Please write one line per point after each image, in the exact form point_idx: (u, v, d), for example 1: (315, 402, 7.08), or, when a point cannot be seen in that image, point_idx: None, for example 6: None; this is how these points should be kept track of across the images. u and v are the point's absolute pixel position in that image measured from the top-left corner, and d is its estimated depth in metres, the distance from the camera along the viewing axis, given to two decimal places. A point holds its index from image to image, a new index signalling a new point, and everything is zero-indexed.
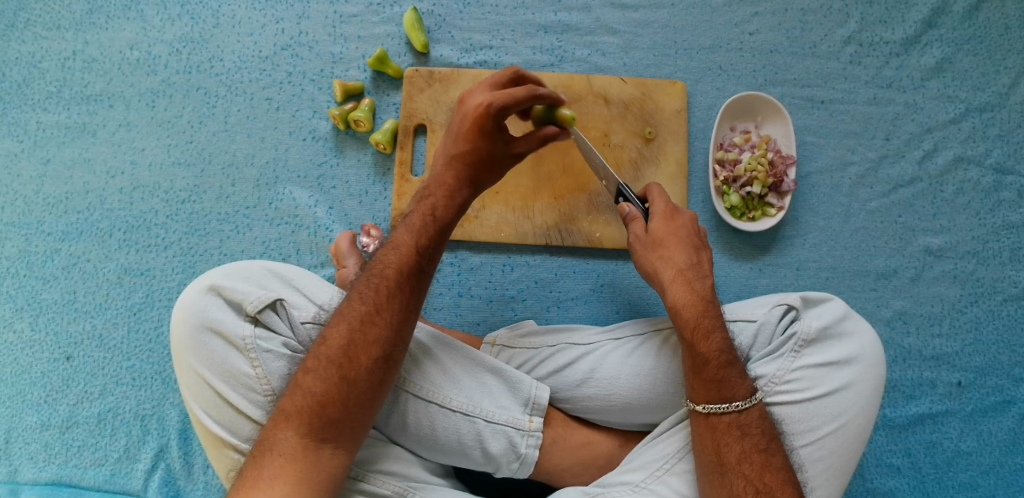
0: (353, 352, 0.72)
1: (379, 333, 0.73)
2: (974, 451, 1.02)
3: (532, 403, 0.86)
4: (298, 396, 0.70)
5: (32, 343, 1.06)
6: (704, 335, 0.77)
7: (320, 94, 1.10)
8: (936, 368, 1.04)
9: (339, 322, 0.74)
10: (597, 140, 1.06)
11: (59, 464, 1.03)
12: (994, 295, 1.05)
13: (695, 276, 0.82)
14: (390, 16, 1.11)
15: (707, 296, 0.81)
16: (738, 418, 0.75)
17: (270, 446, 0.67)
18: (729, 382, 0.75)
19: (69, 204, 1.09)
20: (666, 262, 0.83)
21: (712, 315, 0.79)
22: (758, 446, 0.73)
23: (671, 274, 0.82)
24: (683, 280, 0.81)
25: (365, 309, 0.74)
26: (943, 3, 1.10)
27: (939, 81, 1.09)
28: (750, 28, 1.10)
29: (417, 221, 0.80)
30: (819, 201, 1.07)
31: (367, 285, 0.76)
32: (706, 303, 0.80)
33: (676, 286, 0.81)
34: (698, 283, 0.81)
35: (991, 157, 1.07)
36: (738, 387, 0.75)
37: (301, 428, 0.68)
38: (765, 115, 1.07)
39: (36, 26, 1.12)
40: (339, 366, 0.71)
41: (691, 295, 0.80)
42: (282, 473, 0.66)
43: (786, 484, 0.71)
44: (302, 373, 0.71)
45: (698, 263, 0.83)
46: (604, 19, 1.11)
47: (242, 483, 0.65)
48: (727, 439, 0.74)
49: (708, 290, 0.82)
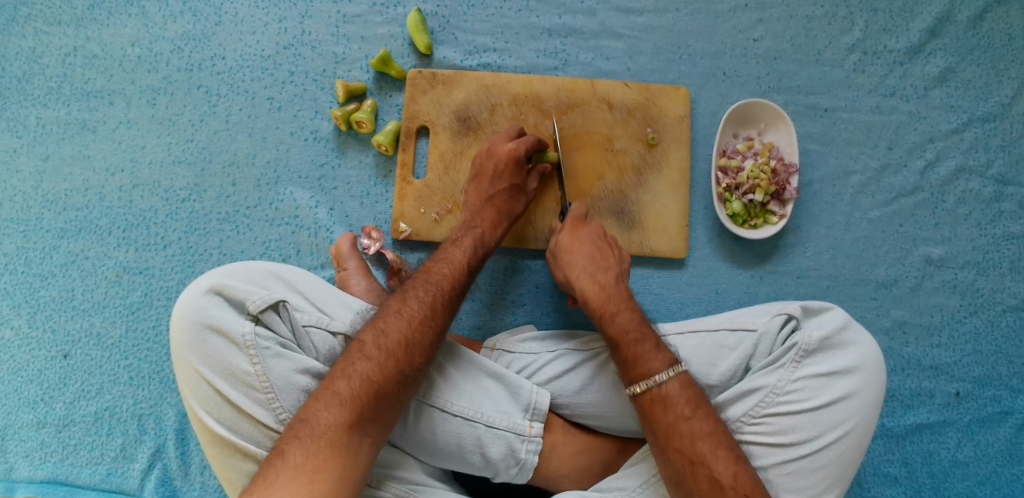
0: (410, 350, 0.76)
1: (432, 340, 0.78)
2: (971, 461, 1.02)
3: (533, 408, 0.85)
4: (353, 384, 0.71)
5: (30, 340, 1.06)
6: (610, 320, 0.83)
7: (322, 94, 1.10)
8: (934, 378, 1.04)
9: (396, 319, 0.78)
10: (600, 145, 1.06)
11: (55, 463, 1.02)
12: (994, 305, 1.06)
13: (598, 269, 0.88)
14: (394, 17, 1.11)
15: (608, 285, 0.86)
16: (660, 392, 0.76)
17: (317, 434, 0.68)
18: (642, 359, 0.78)
19: (68, 200, 1.08)
20: (570, 264, 0.90)
21: (615, 298, 0.85)
22: (684, 415, 0.75)
23: (576, 273, 0.89)
24: (585, 275, 0.88)
25: (422, 312, 0.79)
26: (948, 13, 1.09)
27: (943, 91, 1.09)
28: (754, 35, 1.10)
29: (466, 243, 0.91)
30: (820, 209, 1.07)
31: (425, 292, 0.81)
32: (608, 291, 0.86)
33: (581, 281, 0.88)
34: (600, 275, 0.87)
35: (993, 168, 1.07)
36: (654, 362, 0.78)
37: (351, 418, 0.69)
38: (768, 122, 1.07)
39: (37, 21, 1.11)
40: (397, 361, 0.74)
41: (595, 286, 0.86)
42: (327, 466, 0.67)
43: (718, 448, 0.73)
44: (357, 361, 0.73)
45: (599, 259, 0.89)
46: (609, 23, 1.10)
47: (285, 473, 0.65)
48: (654, 413, 0.76)
49: (611, 279, 0.87)
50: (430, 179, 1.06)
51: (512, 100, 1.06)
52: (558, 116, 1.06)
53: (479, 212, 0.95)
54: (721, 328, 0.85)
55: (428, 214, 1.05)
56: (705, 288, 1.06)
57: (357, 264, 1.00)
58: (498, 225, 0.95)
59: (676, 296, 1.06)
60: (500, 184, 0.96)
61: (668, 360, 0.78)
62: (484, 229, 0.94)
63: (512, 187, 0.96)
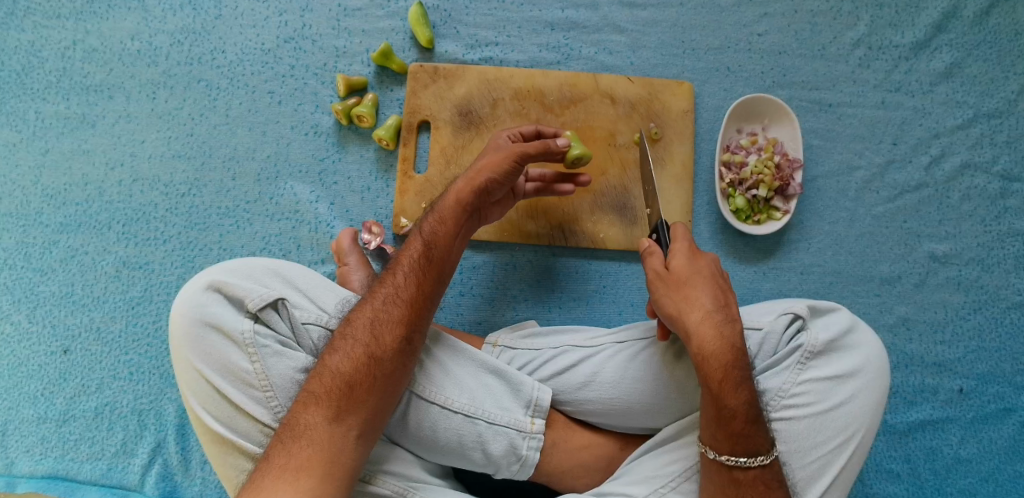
0: (377, 332, 0.75)
1: (399, 314, 0.76)
2: (974, 458, 1.02)
3: (534, 405, 0.84)
4: (326, 380, 0.72)
5: (30, 335, 1.05)
6: (731, 389, 0.73)
7: (323, 88, 1.09)
8: (937, 375, 1.04)
9: (362, 306, 0.77)
10: (603, 140, 1.05)
11: (56, 458, 1.02)
12: (998, 302, 1.05)
13: (715, 281, 0.79)
14: (395, 10, 1.10)
15: (735, 343, 0.75)
16: (764, 472, 0.73)
17: (297, 433, 0.68)
18: (756, 436, 0.73)
19: (67, 195, 1.08)
20: (690, 303, 0.77)
21: (729, 316, 0.77)
22: (782, 496, 0.73)
23: (691, 275, 0.79)
24: (711, 325, 0.76)
25: (387, 292, 0.78)
26: (954, 8, 1.08)
27: (948, 86, 1.08)
28: (759, 29, 1.09)
29: None
30: (824, 205, 1.06)
31: (390, 272, 0.80)
32: (724, 302, 0.77)
33: (696, 283, 0.78)
34: (727, 328, 0.76)
35: (998, 164, 1.06)
36: (762, 439, 0.73)
37: (329, 412, 0.69)
38: (771, 117, 1.06)
39: (36, 14, 1.11)
40: (366, 347, 0.74)
41: (711, 294, 0.78)
42: (309, 461, 0.66)
43: None
44: (328, 358, 0.74)
45: (725, 305, 0.77)
46: (612, 17, 1.09)
47: (270, 474, 0.65)
48: (754, 491, 0.73)
49: (725, 294, 0.78)
50: (431, 175, 1.05)
51: (514, 94, 1.06)
52: (560, 111, 1.05)
53: None
54: None
55: (429, 209, 1.05)
56: None
57: (358, 259, 1.00)
58: None
59: None
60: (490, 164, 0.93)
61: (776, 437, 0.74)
62: None
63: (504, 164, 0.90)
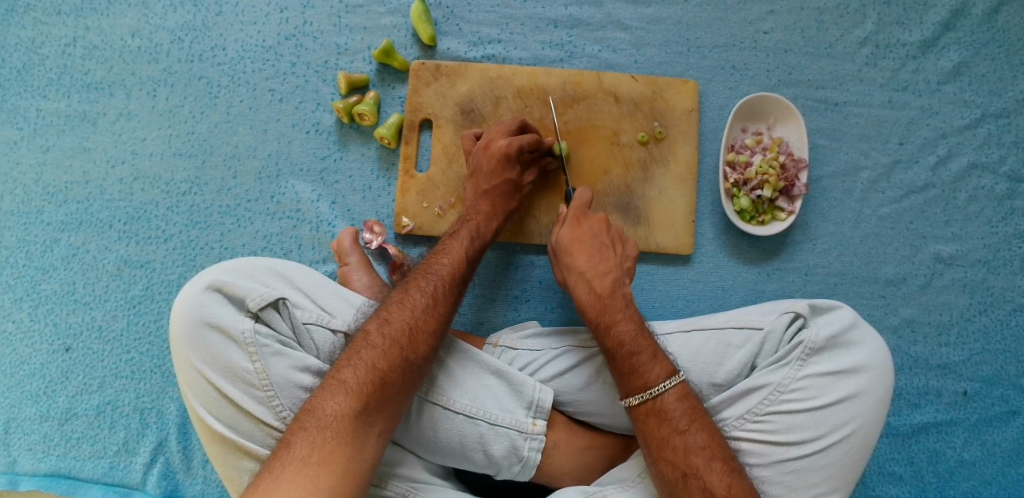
0: (413, 337, 0.75)
1: (435, 327, 0.78)
2: (977, 461, 1.01)
3: (536, 405, 0.84)
4: (358, 372, 0.71)
5: (32, 333, 1.05)
6: (605, 330, 0.83)
7: (324, 86, 1.08)
8: (942, 377, 1.03)
9: (399, 308, 0.78)
10: (606, 139, 1.04)
11: (59, 456, 1.02)
12: (1004, 304, 1.04)
13: (590, 237, 0.91)
14: (397, 7, 1.09)
15: (605, 291, 0.87)
16: (655, 405, 0.77)
17: (323, 424, 0.67)
18: (639, 371, 0.78)
19: (69, 193, 1.08)
20: (569, 268, 0.90)
21: (601, 271, 0.89)
22: (679, 428, 0.75)
23: (567, 236, 0.91)
24: (583, 282, 0.88)
25: (424, 301, 0.79)
26: (963, 5, 1.07)
27: (956, 85, 1.06)
28: (764, 27, 1.08)
29: (465, 234, 0.90)
30: (829, 206, 1.05)
31: (427, 282, 0.81)
32: (595, 258, 0.89)
33: (570, 243, 0.91)
34: (599, 281, 0.87)
35: (1006, 165, 1.05)
36: (650, 374, 0.78)
37: (357, 406, 0.69)
38: (776, 116, 1.05)
39: (36, 10, 1.10)
40: (401, 349, 0.74)
41: (581, 252, 0.90)
42: (332, 457, 0.65)
43: (712, 461, 0.72)
44: (361, 351, 0.73)
45: (600, 261, 0.89)
46: (616, 14, 1.08)
47: (291, 465, 0.64)
48: (649, 426, 0.76)
49: (599, 252, 0.90)
50: (433, 173, 1.04)
51: (516, 93, 1.05)
52: (563, 110, 1.04)
53: (474, 206, 0.94)
54: (726, 325, 0.84)
55: (431, 208, 1.04)
56: (712, 284, 1.04)
57: (359, 259, 0.99)
58: (493, 219, 0.93)
59: (681, 293, 1.04)
60: (494, 182, 0.94)
61: (665, 370, 0.78)
62: (479, 221, 0.92)
63: (504, 182, 0.94)
